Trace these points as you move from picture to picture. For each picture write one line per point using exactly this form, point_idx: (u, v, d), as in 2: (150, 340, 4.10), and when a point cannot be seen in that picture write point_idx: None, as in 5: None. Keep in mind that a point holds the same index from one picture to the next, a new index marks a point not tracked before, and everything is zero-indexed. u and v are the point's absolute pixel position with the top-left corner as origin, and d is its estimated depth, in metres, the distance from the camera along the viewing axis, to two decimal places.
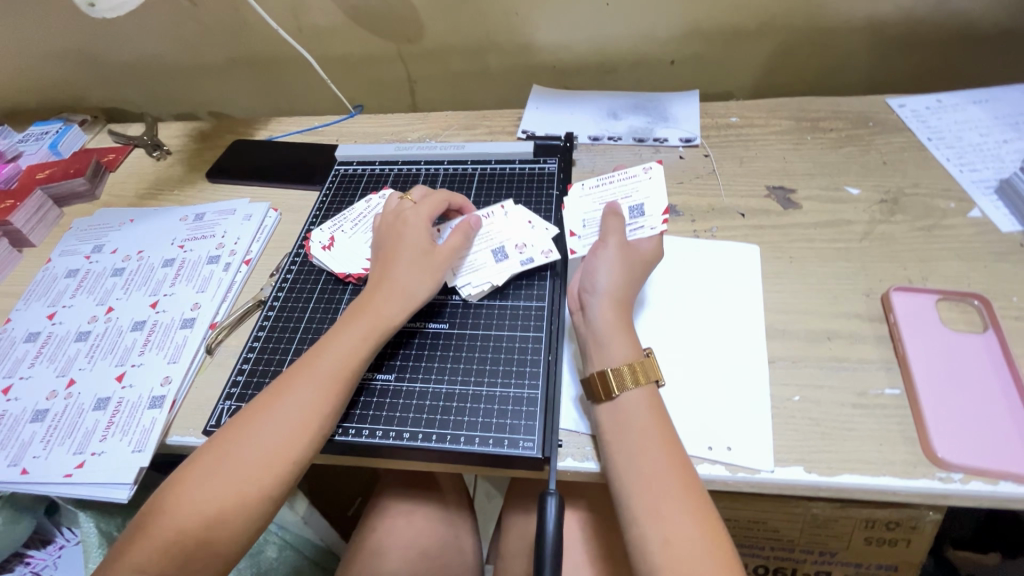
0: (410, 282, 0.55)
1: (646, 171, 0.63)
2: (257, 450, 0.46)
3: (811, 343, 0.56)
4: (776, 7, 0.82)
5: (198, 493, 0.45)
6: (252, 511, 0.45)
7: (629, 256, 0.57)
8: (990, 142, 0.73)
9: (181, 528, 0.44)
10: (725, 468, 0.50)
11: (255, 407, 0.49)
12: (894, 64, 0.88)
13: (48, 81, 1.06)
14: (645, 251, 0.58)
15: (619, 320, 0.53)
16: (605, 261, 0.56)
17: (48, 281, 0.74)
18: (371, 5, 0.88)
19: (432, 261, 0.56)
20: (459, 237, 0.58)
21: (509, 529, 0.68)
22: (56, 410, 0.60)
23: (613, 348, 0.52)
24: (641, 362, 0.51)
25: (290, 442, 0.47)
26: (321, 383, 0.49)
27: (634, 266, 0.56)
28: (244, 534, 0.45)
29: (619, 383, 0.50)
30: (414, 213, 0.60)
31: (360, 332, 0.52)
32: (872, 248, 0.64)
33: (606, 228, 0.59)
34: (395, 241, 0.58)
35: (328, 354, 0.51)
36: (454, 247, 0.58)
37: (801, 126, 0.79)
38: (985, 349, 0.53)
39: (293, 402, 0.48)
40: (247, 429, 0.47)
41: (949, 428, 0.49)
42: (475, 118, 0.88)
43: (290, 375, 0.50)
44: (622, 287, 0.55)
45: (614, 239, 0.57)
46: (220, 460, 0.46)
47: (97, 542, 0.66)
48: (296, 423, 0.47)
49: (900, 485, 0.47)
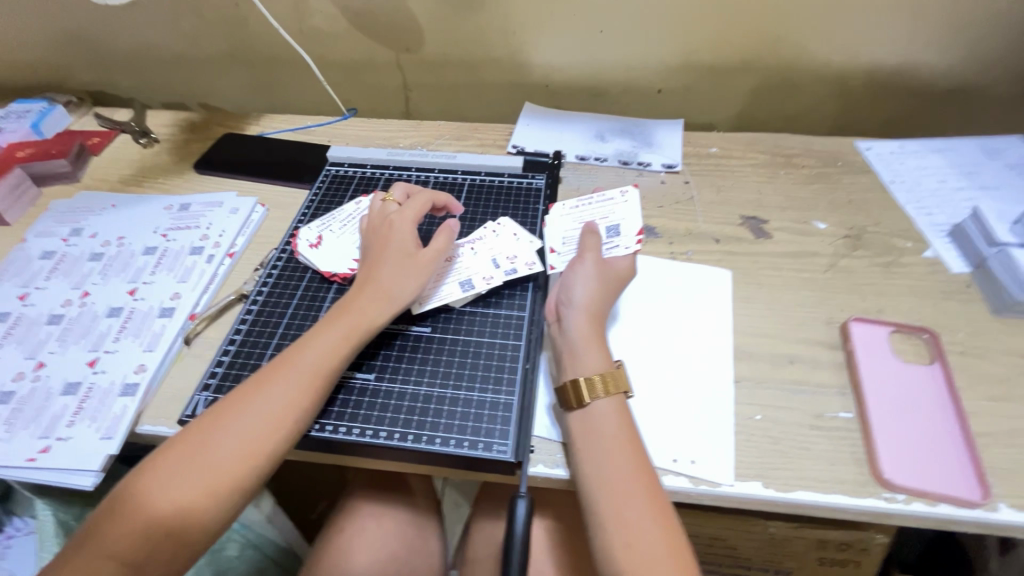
0: (394, 283, 0.56)
1: (623, 195, 0.68)
2: (232, 442, 0.46)
3: (774, 365, 0.59)
4: (759, 47, 0.87)
5: (170, 483, 0.44)
6: (223, 503, 0.45)
7: (605, 272, 0.59)
8: (946, 188, 0.78)
9: (150, 517, 0.44)
10: (688, 480, 0.52)
11: (232, 399, 0.49)
12: (864, 110, 0.94)
13: (34, 59, 1.05)
14: (620, 269, 0.60)
15: (593, 333, 0.55)
16: (582, 276, 0.58)
17: (22, 262, 0.72)
18: (372, 12, 0.90)
19: (417, 262, 0.57)
20: (443, 237, 0.59)
21: (477, 535, 0.69)
22: (22, 393, 0.59)
23: (586, 358, 0.54)
24: (612, 372, 0.53)
25: (267, 436, 0.47)
26: (300, 379, 0.50)
27: (609, 282, 0.59)
28: (214, 526, 0.45)
29: (590, 392, 0.52)
30: (399, 216, 0.61)
31: (342, 330, 0.53)
32: (835, 280, 0.68)
33: (584, 245, 0.61)
34: (381, 243, 0.59)
35: (309, 351, 0.51)
36: (439, 250, 0.58)
37: (776, 161, 0.84)
38: (931, 380, 0.57)
39: (271, 396, 0.49)
40: (223, 421, 0.47)
41: (896, 452, 0.52)
42: (467, 129, 0.90)
43: (269, 370, 0.51)
44: (597, 301, 0.57)
45: (592, 255, 0.60)
46: (193, 450, 0.46)
47: (53, 531, 0.65)
48: (274, 418, 0.48)
49: (849, 504, 0.50)
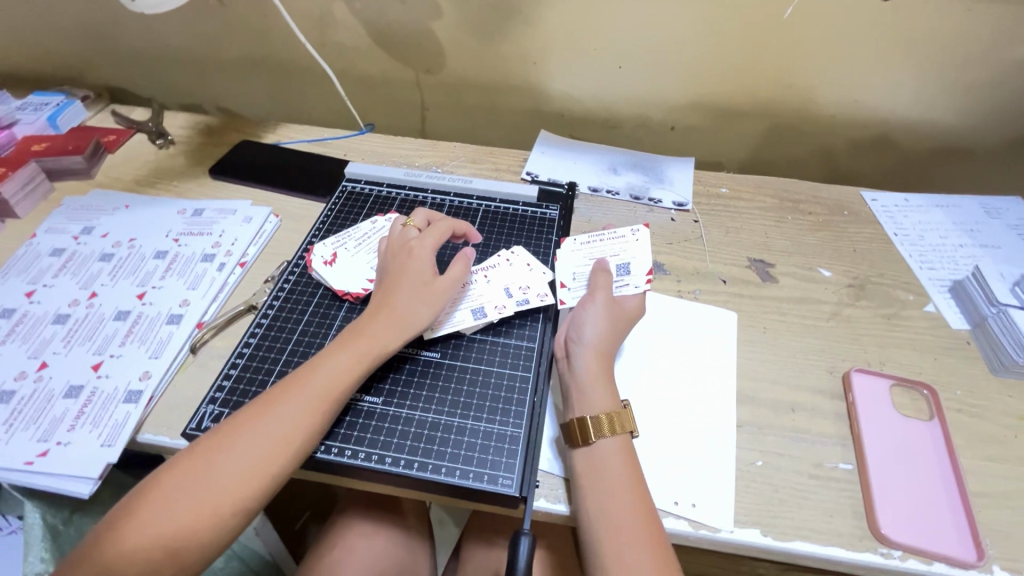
0: (409, 310, 0.56)
1: (634, 233, 0.68)
2: (238, 462, 0.46)
3: (777, 412, 0.60)
4: (772, 94, 0.89)
5: (173, 500, 0.44)
6: (225, 523, 0.45)
7: (614, 311, 0.60)
8: (948, 244, 0.80)
9: (151, 535, 0.43)
10: (688, 523, 0.52)
11: (240, 417, 0.49)
12: (869, 160, 0.97)
13: (56, 53, 1.05)
14: (629, 308, 0.61)
15: (601, 371, 0.56)
16: (592, 314, 0.59)
17: (31, 257, 0.72)
18: (398, 32, 0.91)
19: (432, 291, 0.57)
20: (460, 266, 0.60)
21: (468, 561, 0.69)
22: (23, 392, 0.58)
23: (594, 396, 0.54)
24: (618, 412, 0.53)
25: (272, 457, 0.47)
26: (309, 400, 0.50)
27: (619, 322, 0.59)
28: (213, 545, 0.45)
29: (597, 430, 0.52)
30: (419, 242, 0.61)
31: (353, 354, 0.53)
32: (838, 328, 0.69)
33: (595, 283, 0.62)
34: (398, 268, 0.59)
35: (320, 372, 0.51)
36: (455, 278, 0.59)
37: (784, 206, 0.85)
38: (929, 436, 0.58)
39: (280, 417, 0.49)
40: (229, 439, 0.47)
41: (894, 507, 0.53)
42: (483, 153, 0.91)
43: (279, 389, 0.51)
44: (606, 340, 0.58)
45: (602, 293, 0.61)
46: (199, 468, 0.46)
47: (40, 535, 0.63)
48: (280, 439, 0.48)
49: (846, 557, 0.50)
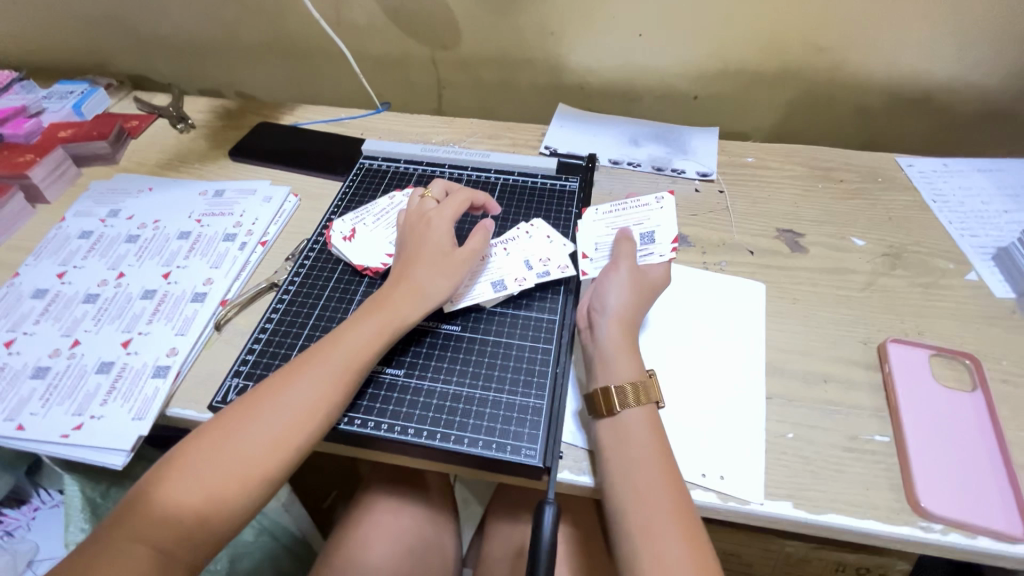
0: (429, 281, 0.56)
1: (659, 201, 0.66)
2: (263, 431, 0.47)
3: (809, 384, 0.58)
4: (802, 58, 0.85)
5: (202, 468, 0.45)
6: (252, 491, 0.46)
7: (638, 280, 0.58)
8: (991, 210, 0.76)
9: (181, 501, 0.44)
10: (717, 495, 0.51)
11: (265, 388, 0.49)
12: (905, 125, 0.92)
13: (79, 42, 1.07)
14: (653, 277, 0.59)
15: (625, 340, 0.55)
16: (615, 284, 0.57)
17: (61, 240, 0.74)
18: (412, 8, 0.90)
19: (452, 262, 0.57)
20: (480, 238, 0.59)
21: (493, 535, 0.69)
22: (57, 369, 0.60)
23: (617, 365, 0.53)
24: (643, 382, 0.52)
25: (296, 427, 0.47)
26: (331, 372, 0.50)
27: (643, 290, 0.58)
28: (242, 513, 0.46)
29: (621, 401, 0.51)
30: (438, 214, 0.61)
31: (375, 326, 0.53)
32: (872, 298, 0.66)
33: (618, 252, 0.60)
34: (418, 240, 0.59)
35: (342, 344, 0.51)
36: (475, 250, 0.58)
37: (814, 174, 0.82)
38: (972, 407, 0.55)
39: (303, 387, 0.49)
40: (255, 409, 0.48)
41: (934, 479, 0.51)
42: (500, 128, 0.89)
43: (302, 361, 0.51)
44: (630, 309, 0.56)
45: (626, 263, 0.59)
46: (225, 437, 0.46)
47: (79, 505, 0.66)
48: (304, 409, 0.48)
49: (883, 530, 0.49)
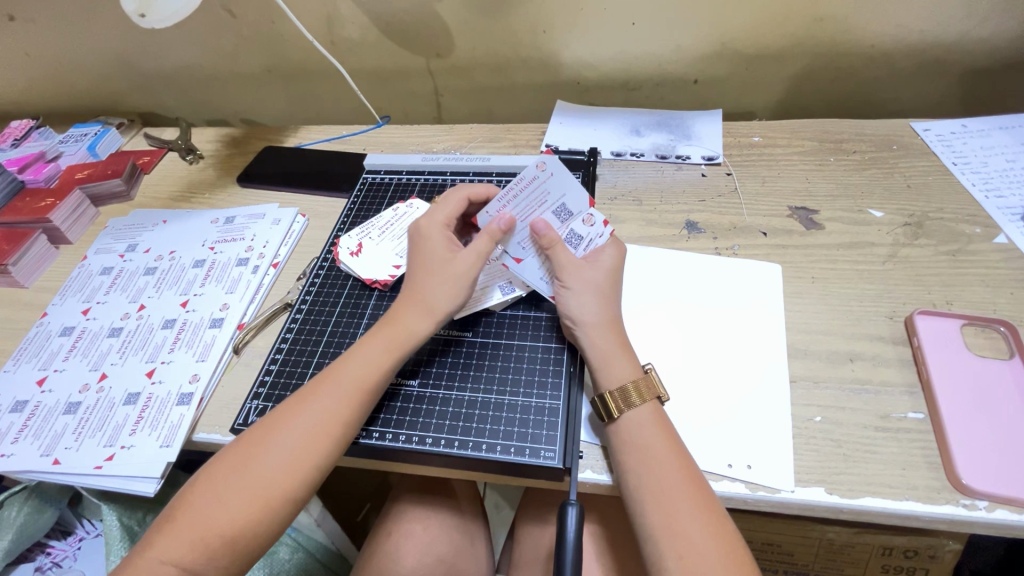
0: (433, 293, 0.55)
1: (543, 167, 0.56)
2: (280, 454, 0.47)
3: (833, 364, 0.56)
4: (803, 31, 0.83)
5: (224, 495, 0.45)
6: (276, 512, 0.46)
7: (595, 277, 0.56)
8: (1015, 168, 0.73)
9: (206, 528, 0.44)
10: (745, 486, 0.49)
11: (279, 413, 0.50)
12: (920, 87, 0.88)
13: (90, 86, 1.11)
14: (606, 264, 0.57)
15: (614, 343, 0.53)
16: (578, 294, 0.55)
17: (84, 278, 0.76)
18: (403, 21, 0.90)
19: (452, 268, 0.55)
20: (483, 238, 0.56)
21: (523, 539, 0.68)
22: (87, 403, 0.62)
23: (613, 371, 0.52)
24: (643, 379, 0.51)
25: (314, 447, 0.48)
26: (343, 389, 0.50)
27: (607, 286, 0.56)
28: (267, 534, 0.46)
29: (626, 402, 0.50)
30: (429, 222, 0.60)
31: (384, 342, 0.53)
32: (895, 270, 0.64)
33: (554, 259, 0.56)
34: (416, 253, 0.59)
35: (353, 363, 0.52)
36: (477, 253, 0.56)
37: (824, 147, 0.79)
38: (1010, 376, 0.53)
39: (317, 408, 0.49)
40: (272, 431, 0.48)
41: (974, 455, 0.48)
42: (500, 131, 0.89)
43: (314, 383, 0.51)
44: (604, 312, 0.55)
45: (571, 272, 0.56)
46: (244, 463, 0.47)
47: (118, 536, 0.68)
48: (319, 428, 0.48)
49: (923, 511, 0.47)
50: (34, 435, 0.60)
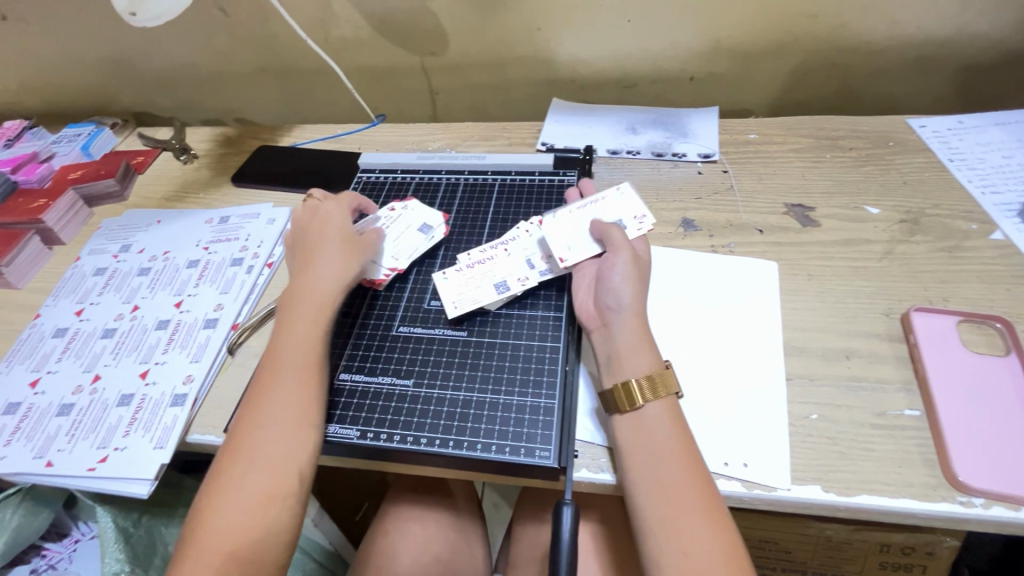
0: (328, 269, 0.58)
1: (404, 207, 0.72)
2: (262, 449, 0.47)
3: (829, 361, 0.56)
4: (798, 27, 0.82)
5: (227, 507, 0.45)
6: (288, 502, 0.46)
7: (638, 264, 0.57)
8: (1012, 164, 0.73)
9: (223, 542, 0.44)
10: (741, 484, 0.49)
11: (245, 417, 0.50)
12: (916, 83, 0.88)
13: (83, 86, 1.10)
14: (640, 251, 0.60)
15: (642, 331, 0.53)
16: (623, 274, 0.56)
17: (77, 279, 0.76)
18: (398, 19, 0.90)
19: (347, 246, 0.61)
20: (371, 232, 0.65)
21: (520, 539, 0.68)
22: (81, 404, 0.61)
23: (638, 359, 0.51)
24: (660, 373, 0.51)
25: (288, 431, 0.49)
26: (290, 373, 0.51)
27: (643, 275, 0.57)
28: (288, 527, 0.46)
29: (643, 395, 0.50)
30: (327, 208, 0.65)
31: (308, 320, 0.55)
32: (892, 267, 0.63)
33: (608, 237, 0.59)
34: (313, 233, 0.63)
35: (288, 348, 0.53)
36: (368, 240, 0.64)
37: (820, 144, 0.79)
38: (1007, 372, 0.52)
39: (276, 398, 0.50)
40: (247, 433, 0.49)
41: (970, 451, 0.48)
42: (495, 129, 0.89)
43: (259, 380, 0.52)
44: (642, 299, 0.55)
45: (622, 251, 0.58)
46: (228, 474, 0.47)
47: (113, 537, 0.69)
48: (284, 412, 0.49)
49: (919, 508, 0.46)
50: (27, 437, 0.60)
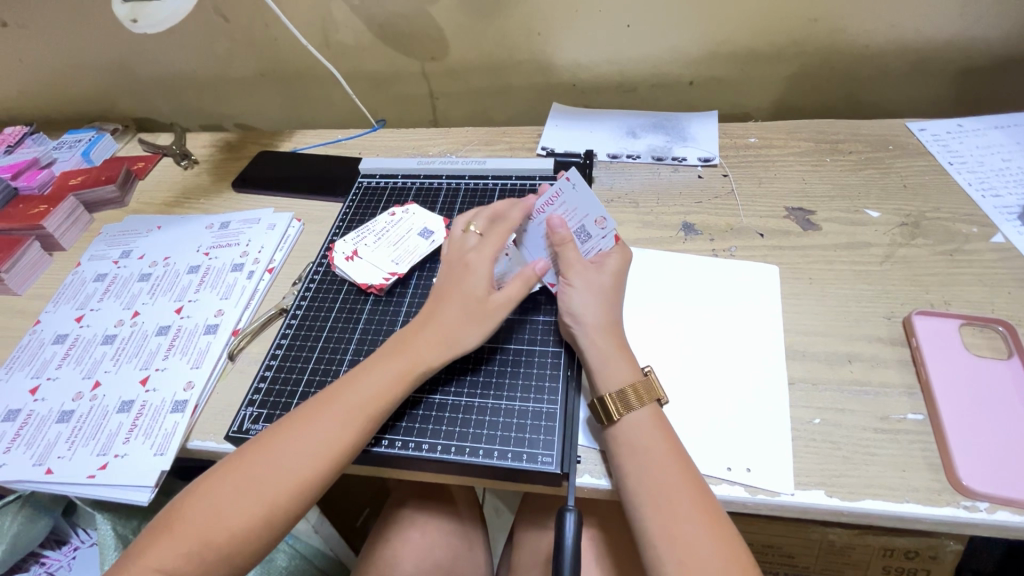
0: (452, 330, 0.53)
1: (405, 211, 0.73)
2: (280, 472, 0.46)
3: (831, 365, 0.56)
4: (797, 32, 0.83)
5: (218, 498, 0.45)
6: (270, 530, 0.46)
7: (594, 279, 0.56)
8: (1012, 167, 0.73)
9: (199, 530, 0.44)
10: (744, 489, 0.49)
11: (282, 424, 0.49)
12: (915, 87, 0.88)
13: (84, 92, 1.10)
14: (611, 268, 0.57)
15: (613, 345, 0.53)
16: (580, 294, 0.55)
17: (77, 285, 0.76)
18: (398, 24, 0.90)
19: (484, 313, 0.54)
20: (520, 283, 0.55)
21: (522, 546, 0.68)
22: (81, 411, 0.61)
23: (611, 371, 0.52)
24: (642, 382, 0.51)
25: (315, 468, 0.47)
26: (350, 413, 0.49)
27: (606, 288, 0.56)
28: (263, 547, 0.46)
29: (623, 404, 0.50)
30: (477, 256, 0.57)
31: (396, 369, 0.52)
32: (893, 271, 0.63)
33: (562, 258, 0.57)
34: (454, 283, 0.56)
35: (359, 388, 0.50)
36: (510, 296, 0.55)
37: (820, 148, 0.79)
38: (1009, 375, 0.52)
39: (321, 430, 0.48)
40: (273, 447, 0.47)
41: (975, 456, 0.48)
42: (495, 134, 0.89)
43: (320, 400, 0.50)
44: (606, 314, 0.55)
45: (574, 273, 0.56)
46: (240, 475, 0.46)
47: (112, 544, 0.68)
48: (323, 450, 0.48)
49: (924, 513, 0.46)
50: (27, 444, 0.59)
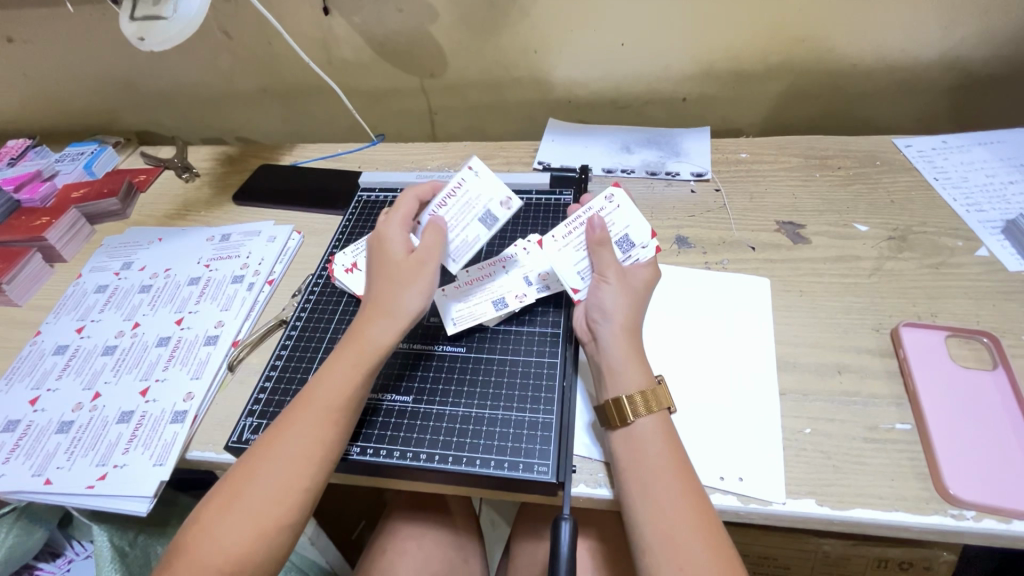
0: (392, 306, 0.55)
1: None
2: (267, 486, 0.47)
3: (821, 376, 0.57)
4: (786, 51, 0.85)
5: (212, 524, 0.46)
6: (270, 544, 0.46)
7: (628, 284, 0.57)
8: (996, 182, 0.75)
9: (201, 565, 0.44)
10: (736, 498, 0.50)
11: (259, 445, 0.50)
12: (902, 104, 0.91)
13: (87, 105, 1.12)
14: (644, 276, 0.58)
15: (631, 351, 0.54)
16: (613, 296, 0.56)
17: (79, 296, 0.77)
18: (398, 41, 0.92)
19: (410, 272, 0.56)
20: (432, 235, 0.57)
21: (519, 556, 0.68)
22: (80, 422, 0.62)
23: (628, 375, 0.52)
24: (654, 390, 0.51)
25: (297, 475, 0.48)
26: (318, 414, 0.50)
27: (638, 294, 0.57)
28: (268, 564, 0.46)
29: (633, 410, 0.50)
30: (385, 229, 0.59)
31: (349, 361, 0.53)
32: (881, 284, 0.65)
33: (599, 258, 0.58)
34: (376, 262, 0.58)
35: (322, 390, 0.52)
36: (428, 248, 0.57)
37: (810, 163, 0.81)
38: (993, 386, 0.54)
39: (294, 438, 0.49)
40: (256, 465, 0.48)
41: (961, 466, 0.49)
42: (493, 148, 0.91)
43: (289, 411, 0.51)
44: (631, 316, 0.56)
45: (612, 273, 0.57)
46: (230, 502, 0.47)
47: (109, 556, 0.67)
48: (300, 455, 0.48)
49: (912, 521, 0.47)
50: (26, 455, 0.60)
